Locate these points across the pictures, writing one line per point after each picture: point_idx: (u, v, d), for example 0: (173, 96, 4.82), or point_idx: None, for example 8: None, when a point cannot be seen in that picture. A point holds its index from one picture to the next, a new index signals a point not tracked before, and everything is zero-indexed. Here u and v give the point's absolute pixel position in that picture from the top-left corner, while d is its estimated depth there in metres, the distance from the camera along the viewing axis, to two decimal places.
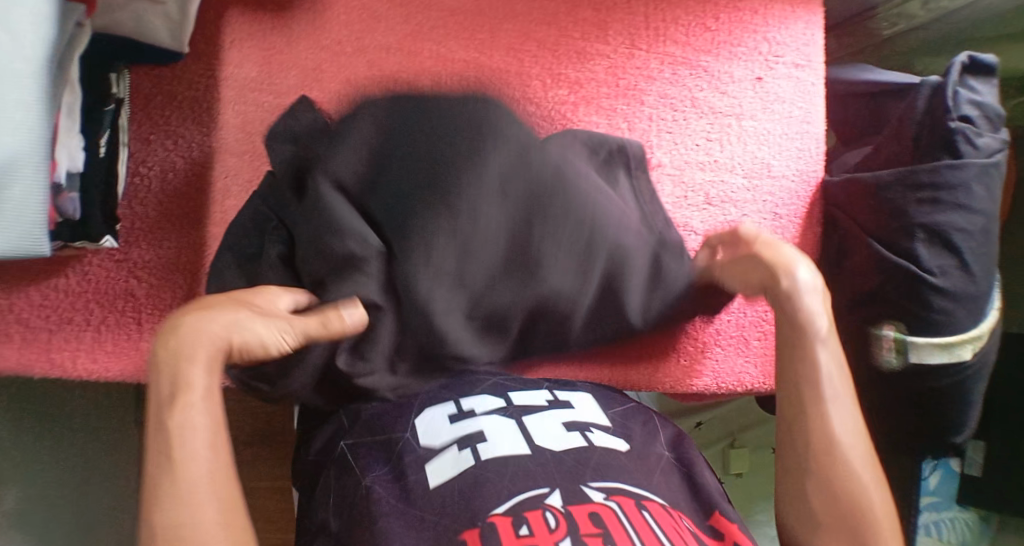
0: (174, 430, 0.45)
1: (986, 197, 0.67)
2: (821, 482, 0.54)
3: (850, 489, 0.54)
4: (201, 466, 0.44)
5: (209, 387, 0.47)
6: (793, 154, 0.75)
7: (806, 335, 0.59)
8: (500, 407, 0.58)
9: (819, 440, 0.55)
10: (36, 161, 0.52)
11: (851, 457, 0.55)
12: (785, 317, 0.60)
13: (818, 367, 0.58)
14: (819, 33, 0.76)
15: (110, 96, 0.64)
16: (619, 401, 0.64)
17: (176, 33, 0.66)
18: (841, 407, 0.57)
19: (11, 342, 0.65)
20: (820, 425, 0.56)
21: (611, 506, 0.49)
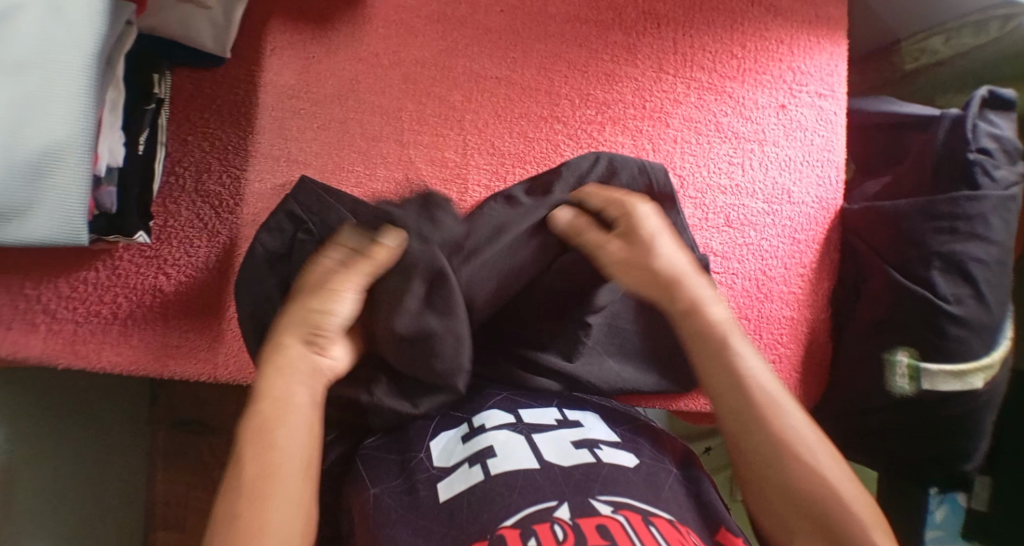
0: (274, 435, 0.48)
1: (1003, 228, 0.68)
2: (779, 479, 0.50)
3: (814, 490, 0.49)
4: (299, 451, 0.48)
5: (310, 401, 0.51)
6: (813, 181, 0.77)
7: (721, 342, 0.55)
8: (510, 423, 0.57)
9: (763, 436, 0.52)
10: (81, 150, 0.53)
11: (807, 456, 0.50)
12: (689, 329, 0.56)
13: (737, 360, 0.54)
14: (842, 64, 0.78)
15: (152, 96, 0.65)
16: (628, 417, 0.63)
17: (219, 34, 0.67)
18: (775, 400, 0.53)
19: (37, 331, 0.66)
20: (768, 433, 0.52)
21: (619, 518, 0.47)
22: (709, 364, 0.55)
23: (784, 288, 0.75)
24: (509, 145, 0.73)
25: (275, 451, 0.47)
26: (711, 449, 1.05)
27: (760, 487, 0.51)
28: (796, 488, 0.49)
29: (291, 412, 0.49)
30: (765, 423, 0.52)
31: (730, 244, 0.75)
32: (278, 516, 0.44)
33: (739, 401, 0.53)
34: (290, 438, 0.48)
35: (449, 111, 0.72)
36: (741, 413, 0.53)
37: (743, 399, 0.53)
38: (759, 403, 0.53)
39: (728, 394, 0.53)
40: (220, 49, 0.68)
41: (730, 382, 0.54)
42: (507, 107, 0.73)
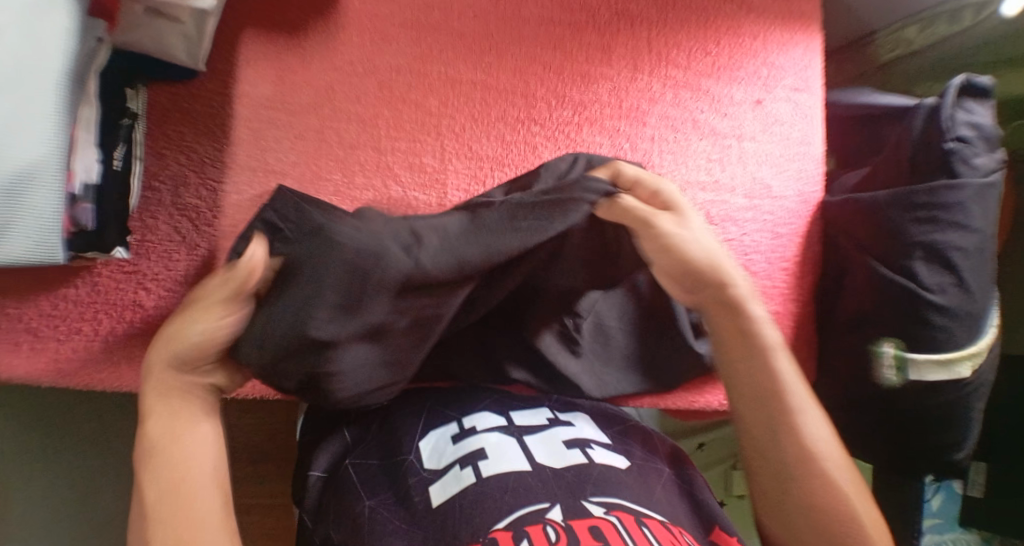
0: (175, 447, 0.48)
1: (983, 216, 0.68)
2: (798, 487, 0.54)
3: (828, 495, 0.53)
4: (206, 467, 0.49)
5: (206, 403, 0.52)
6: (793, 175, 0.77)
7: (761, 344, 0.57)
8: (501, 426, 0.58)
9: (788, 438, 0.55)
10: (52, 171, 0.53)
11: (827, 462, 0.54)
12: (727, 326, 0.58)
13: (771, 365, 0.56)
14: (818, 58, 0.78)
15: (127, 111, 0.66)
16: (618, 420, 0.64)
17: (193, 49, 0.67)
18: (802, 408, 0.56)
19: (20, 351, 0.66)
20: (793, 435, 0.55)
21: (611, 520, 0.47)
22: (742, 369, 0.57)
23: (767, 282, 0.75)
24: (487, 149, 0.73)
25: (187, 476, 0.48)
26: (705, 445, 1.05)
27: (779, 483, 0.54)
28: (813, 496, 0.53)
29: (189, 415, 0.50)
30: (795, 426, 0.55)
31: (711, 240, 0.75)
32: (201, 514, 0.47)
33: (762, 405, 0.56)
34: (187, 457, 0.48)
35: (426, 117, 0.72)
36: (767, 419, 0.56)
37: (764, 407, 0.56)
38: (790, 411, 0.55)
39: (751, 402, 0.57)
40: (193, 62, 0.68)
41: (761, 382, 0.56)
42: (483, 111, 0.73)
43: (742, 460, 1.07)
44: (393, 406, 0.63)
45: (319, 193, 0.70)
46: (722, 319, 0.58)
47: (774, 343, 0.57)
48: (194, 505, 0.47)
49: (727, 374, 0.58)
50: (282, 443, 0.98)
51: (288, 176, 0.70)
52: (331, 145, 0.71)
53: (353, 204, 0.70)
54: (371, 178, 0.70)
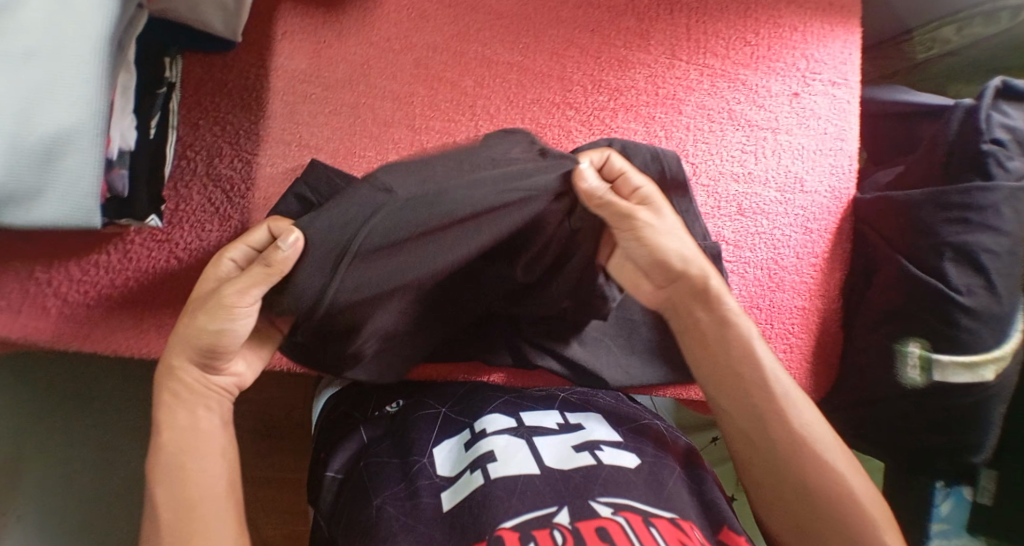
0: (181, 461, 0.52)
1: (1016, 220, 0.68)
2: (790, 471, 0.55)
3: (820, 479, 0.54)
4: (213, 481, 0.53)
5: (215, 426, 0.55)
6: (826, 170, 0.77)
7: (742, 335, 0.59)
8: (512, 427, 0.58)
9: (775, 426, 0.56)
10: (92, 134, 0.53)
11: (818, 447, 0.55)
12: (709, 321, 0.60)
13: (752, 353, 0.59)
14: (856, 52, 0.77)
15: (163, 79, 0.65)
16: (633, 416, 0.64)
17: (230, 19, 0.67)
18: (791, 394, 0.58)
19: (49, 315, 0.66)
20: (781, 422, 0.56)
21: (619, 520, 0.48)
22: (726, 367, 0.59)
23: (795, 277, 0.75)
24: (521, 131, 0.72)
25: (189, 473, 0.52)
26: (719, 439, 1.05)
27: (775, 478, 0.55)
28: (809, 483, 0.54)
29: (196, 438, 0.54)
30: (784, 415, 0.56)
31: (742, 232, 0.75)
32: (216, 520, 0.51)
33: (748, 402, 0.57)
34: (200, 474, 0.52)
35: (461, 97, 0.72)
36: (753, 410, 0.57)
37: (754, 402, 0.57)
38: (774, 401, 0.57)
39: (735, 394, 0.58)
40: (230, 33, 0.68)
41: (746, 371, 0.58)
42: (519, 93, 0.73)
43: None
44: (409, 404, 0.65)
45: (352, 169, 0.70)
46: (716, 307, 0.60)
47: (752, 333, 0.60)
48: (203, 506, 0.51)
49: (707, 371, 0.60)
50: (299, 419, 0.98)
51: (321, 151, 0.70)
52: (365, 121, 0.70)
53: None
54: (405, 157, 0.70)
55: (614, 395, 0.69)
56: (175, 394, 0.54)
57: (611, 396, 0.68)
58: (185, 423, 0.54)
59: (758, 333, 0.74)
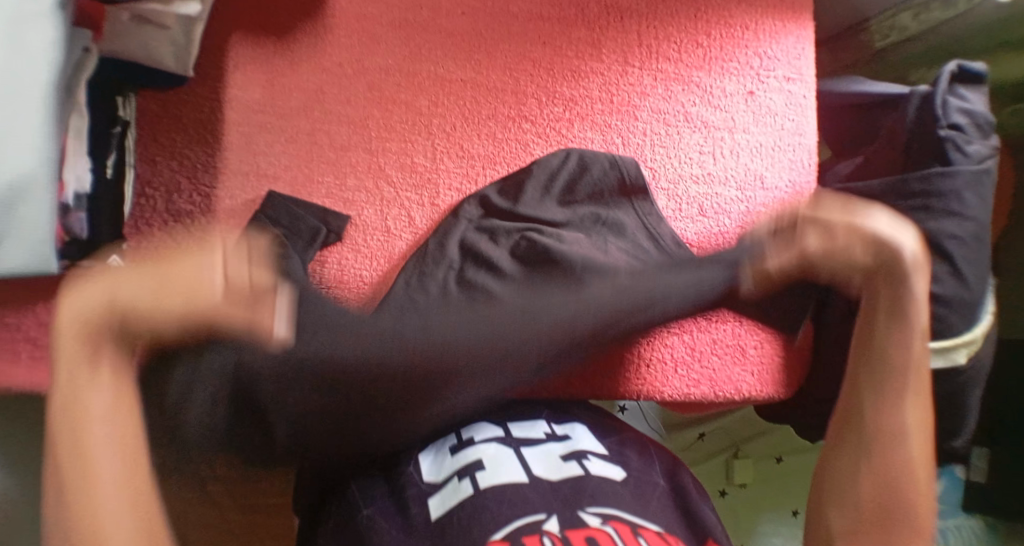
0: (77, 416, 0.42)
1: (978, 203, 0.68)
2: (866, 466, 0.51)
3: (892, 479, 0.50)
4: (111, 464, 0.42)
5: (113, 395, 0.43)
6: (786, 165, 0.77)
7: (905, 320, 0.52)
8: (498, 437, 0.60)
9: (871, 417, 0.51)
10: (44, 182, 0.53)
11: (908, 449, 0.50)
12: (889, 298, 0.52)
13: (896, 341, 0.52)
14: (809, 47, 0.77)
15: (118, 119, 0.66)
16: (616, 430, 0.65)
17: (180, 55, 0.66)
18: (913, 381, 0.52)
19: (18, 361, 0.66)
20: (888, 410, 0.51)
21: (607, 530, 0.48)
22: (881, 326, 0.52)
23: None
24: (477, 147, 0.73)
25: (92, 453, 0.42)
26: (705, 435, 1.07)
27: (844, 460, 0.52)
28: (877, 475, 0.50)
29: (92, 378, 0.43)
30: (897, 404, 0.51)
31: (704, 233, 0.75)
32: (112, 500, 0.41)
33: (879, 366, 0.52)
34: (97, 409, 0.42)
35: (416, 117, 0.72)
36: (867, 380, 0.52)
37: (878, 369, 0.52)
38: (899, 388, 0.51)
39: (860, 367, 0.53)
40: (182, 68, 0.67)
41: (884, 355, 0.52)
42: (474, 110, 0.73)
43: (743, 448, 1.08)
44: None
45: (310, 196, 0.70)
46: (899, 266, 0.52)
47: (913, 297, 0.52)
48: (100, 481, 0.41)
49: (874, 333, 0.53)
50: None
51: (279, 179, 0.70)
52: (322, 148, 0.71)
53: (345, 206, 0.70)
54: (363, 180, 0.71)
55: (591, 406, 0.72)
56: (65, 332, 0.42)
57: (590, 409, 0.70)
58: (99, 405, 0.43)
59: (726, 329, 0.76)
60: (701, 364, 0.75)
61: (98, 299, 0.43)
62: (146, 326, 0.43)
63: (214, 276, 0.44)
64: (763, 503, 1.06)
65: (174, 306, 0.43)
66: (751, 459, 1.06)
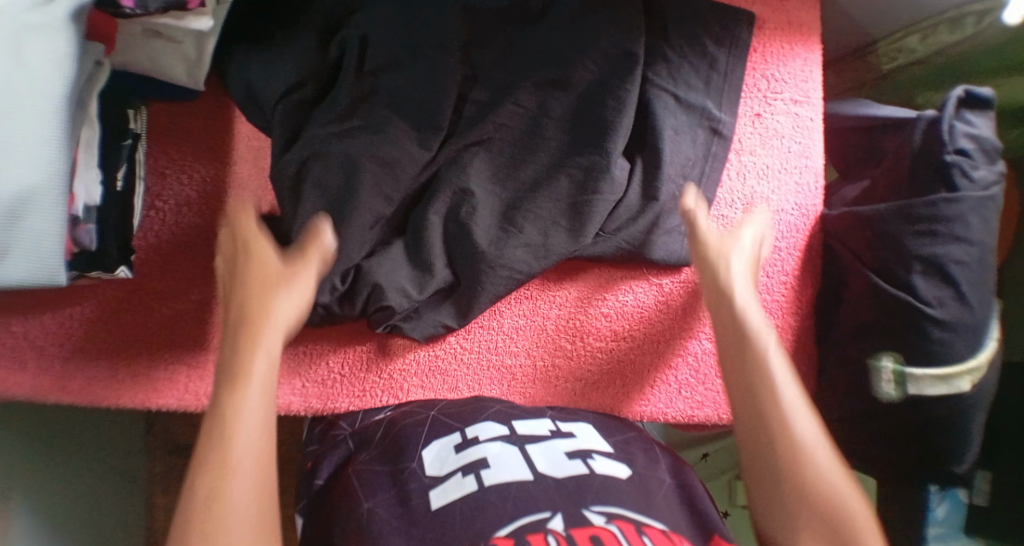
0: (227, 420, 0.48)
1: (983, 229, 0.68)
2: (788, 492, 0.51)
3: (818, 500, 0.50)
4: (247, 450, 0.47)
5: (265, 376, 0.51)
6: (792, 188, 0.77)
7: (752, 346, 0.58)
8: (504, 434, 0.60)
9: (774, 463, 0.53)
10: (52, 194, 0.53)
11: (816, 458, 0.52)
12: (720, 320, 0.62)
13: (765, 383, 0.56)
14: (816, 70, 0.78)
15: (128, 130, 0.66)
16: (621, 430, 0.66)
17: (192, 69, 0.67)
18: (804, 430, 0.54)
19: (25, 370, 0.67)
20: (786, 441, 0.53)
21: (612, 529, 0.47)
22: (751, 397, 0.56)
23: (766, 296, 0.76)
24: None
25: (228, 475, 0.45)
26: (708, 454, 1.07)
27: (772, 500, 0.52)
28: (806, 503, 0.51)
29: (246, 378, 0.50)
30: (786, 429, 0.54)
31: None
32: (236, 495, 0.44)
33: (763, 433, 0.54)
34: (243, 431, 0.47)
35: None
36: (752, 418, 0.55)
37: (763, 432, 0.54)
38: (791, 436, 0.53)
39: (751, 418, 0.55)
40: (194, 82, 0.67)
41: (745, 392, 0.57)
42: None
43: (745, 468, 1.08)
44: (398, 419, 0.65)
45: None
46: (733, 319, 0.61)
47: (769, 350, 0.58)
48: (236, 463, 0.46)
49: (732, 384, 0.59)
50: (288, 455, 0.99)
51: None
52: None
53: None
54: None
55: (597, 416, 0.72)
56: (256, 330, 0.53)
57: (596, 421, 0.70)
58: (248, 420, 0.48)
59: None
60: (706, 386, 0.75)
61: (250, 309, 0.54)
62: (253, 376, 0.51)
63: (272, 253, 0.58)
64: None
65: (294, 304, 0.56)
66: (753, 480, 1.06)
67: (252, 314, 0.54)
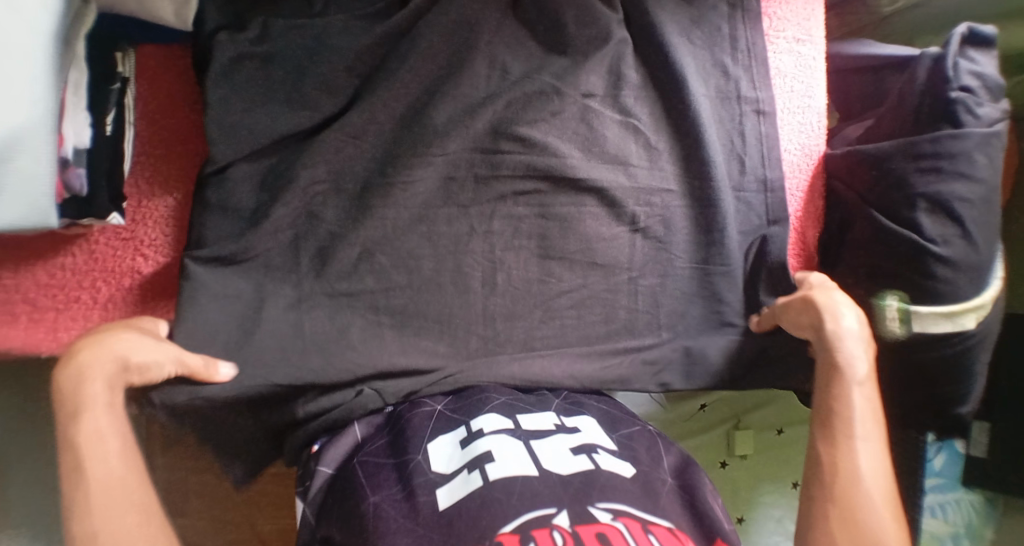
0: (85, 441, 0.52)
1: (988, 166, 0.68)
2: (827, 504, 0.56)
3: (848, 514, 0.56)
4: (110, 454, 0.52)
5: (109, 403, 0.53)
6: (794, 128, 0.77)
7: (843, 376, 0.62)
8: (508, 428, 0.59)
9: (826, 472, 0.59)
10: (42, 133, 0.52)
11: (868, 491, 0.57)
12: (821, 359, 0.65)
13: (848, 394, 0.62)
14: (819, 8, 0.77)
15: (116, 75, 0.64)
16: (626, 422, 0.65)
17: (180, 10, 0.64)
18: (876, 472, 0.58)
19: (17, 322, 0.66)
20: (847, 456, 0.59)
21: (618, 526, 0.48)
22: (828, 447, 0.60)
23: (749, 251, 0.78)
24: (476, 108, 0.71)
25: (85, 464, 0.51)
26: (706, 406, 1.05)
27: (811, 502, 0.58)
28: (826, 512, 0.56)
29: (91, 410, 0.53)
30: (846, 448, 0.59)
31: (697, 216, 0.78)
32: (105, 491, 0.50)
33: (824, 486, 0.58)
34: (101, 451, 0.52)
35: None
36: (822, 426, 0.61)
37: (828, 474, 0.58)
38: (851, 436, 0.60)
39: (823, 425, 0.61)
40: (182, 23, 0.64)
41: (827, 405, 0.62)
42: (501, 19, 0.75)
43: (743, 419, 1.08)
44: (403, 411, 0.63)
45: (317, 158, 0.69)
46: (827, 366, 0.64)
47: (862, 398, 0.62)
48: (117, 491, 0.51)
49: (818, 402, 0.63)
50: None
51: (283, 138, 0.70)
52: None
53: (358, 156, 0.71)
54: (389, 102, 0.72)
55: (603, 400, 0.70)
56: (79, 384, 0.53)
57: (598, 398, 0.69)
58: (100, 408, 0.53)
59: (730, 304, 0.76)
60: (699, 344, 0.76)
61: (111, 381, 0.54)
62: (84, 415, 0.52)
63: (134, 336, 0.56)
64: (762, 475, 1.07)
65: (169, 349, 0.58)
66: (752, 430, 1.06)
67: (93, 403, 0.53)
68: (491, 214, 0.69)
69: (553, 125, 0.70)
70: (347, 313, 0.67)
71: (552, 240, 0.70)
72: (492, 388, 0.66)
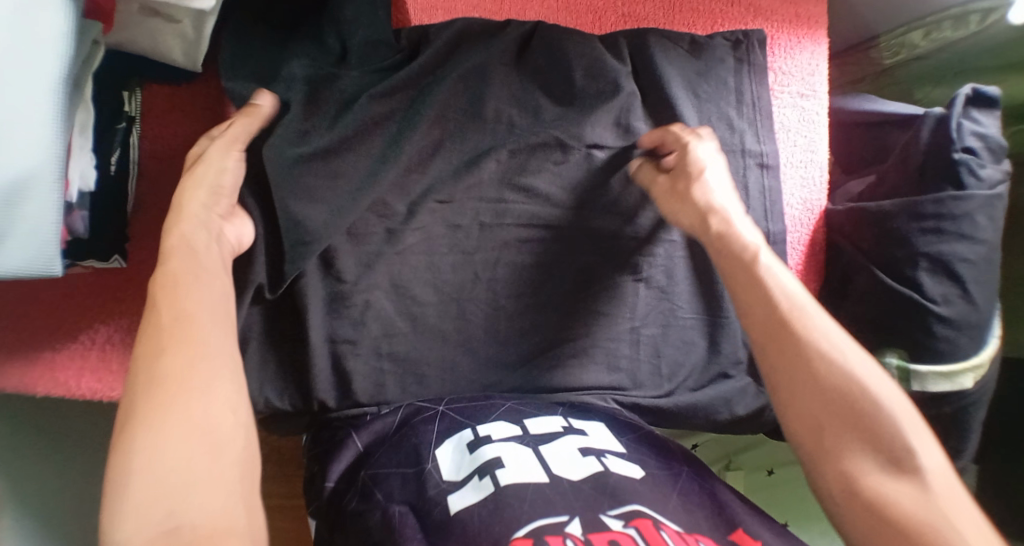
0: (170, 320, 0.48)
1: (989, 227, 0.68)
2: (805, 385, 0.54)
3: (833, 384, 0.54)
4: (216, 338, 0.49)
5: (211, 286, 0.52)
6: (798, 182, 0.77)
7: (753, 265, 0.60)
8: (517, 435, 0.58)
9: (787, 354, 0.56)
10: (49, 177, 0.50)
11: (839, 355, 0.55)
12: (726, 256, 0.62)
13: (768, 276, 0.59)
14: (823, 63, 0.78)
15: (123, 113, 0.63)
16: (635, 427, 0.65)
17: (189, 49, 0.63)
18: (872, 382, 0.54)
19: (15, 358, 0.66)
20: (802, 340, 0.56)
21: (630, 532, 0.48)
22: (773, 345, 0.56)
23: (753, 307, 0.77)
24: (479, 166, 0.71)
25: (179, 328, 0.48)
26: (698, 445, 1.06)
27: (788, 391, 0.55)
28: (809, 400, 0.54)
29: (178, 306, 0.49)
30: (794, 325, 0.56)
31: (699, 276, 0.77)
32: (205, 348, 0.47)
33: (790, 382, 0.55)
34: (197, 323, 0.48)
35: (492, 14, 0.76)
36: (759, 321, 0.58)
37: (789, 380, 0.55)
38: (789, 318, 0.57)
39: (761, 325, 0.58)
40: (191, 64, 0.64)
41: (754, 296, 0.59)
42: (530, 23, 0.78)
43: (736, 459, 1.08)
44: (410, 419, 0.63)
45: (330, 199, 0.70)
46: (735, 259, 0.61)
47: (784, 280, 0.59)
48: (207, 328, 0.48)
49: (739, 296, 0.60)
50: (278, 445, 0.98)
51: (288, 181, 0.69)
52: None
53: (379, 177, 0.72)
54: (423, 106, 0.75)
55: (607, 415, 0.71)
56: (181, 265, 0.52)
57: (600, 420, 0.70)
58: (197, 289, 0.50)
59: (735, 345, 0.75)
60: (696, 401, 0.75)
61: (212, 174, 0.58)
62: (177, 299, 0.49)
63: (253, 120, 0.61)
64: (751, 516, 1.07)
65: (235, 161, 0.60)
66: (744, 471, 1.06)
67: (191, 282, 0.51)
68: (495, 262, 0.69)
69: (559, 175, 0.70)
70: (349, 360, 0.66)
71: (555, 293, 0.71)
72: (500, 397, 0.66)
